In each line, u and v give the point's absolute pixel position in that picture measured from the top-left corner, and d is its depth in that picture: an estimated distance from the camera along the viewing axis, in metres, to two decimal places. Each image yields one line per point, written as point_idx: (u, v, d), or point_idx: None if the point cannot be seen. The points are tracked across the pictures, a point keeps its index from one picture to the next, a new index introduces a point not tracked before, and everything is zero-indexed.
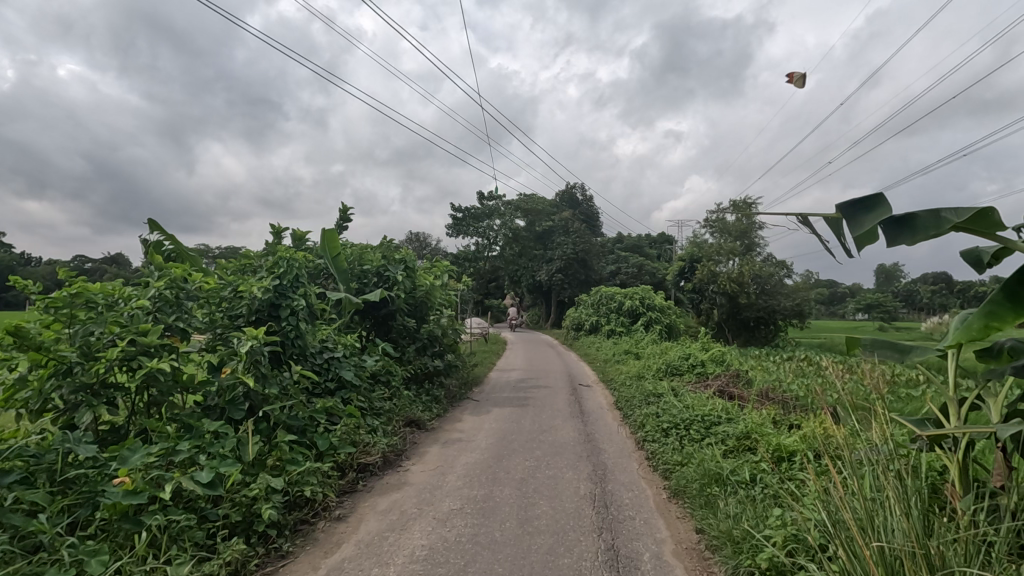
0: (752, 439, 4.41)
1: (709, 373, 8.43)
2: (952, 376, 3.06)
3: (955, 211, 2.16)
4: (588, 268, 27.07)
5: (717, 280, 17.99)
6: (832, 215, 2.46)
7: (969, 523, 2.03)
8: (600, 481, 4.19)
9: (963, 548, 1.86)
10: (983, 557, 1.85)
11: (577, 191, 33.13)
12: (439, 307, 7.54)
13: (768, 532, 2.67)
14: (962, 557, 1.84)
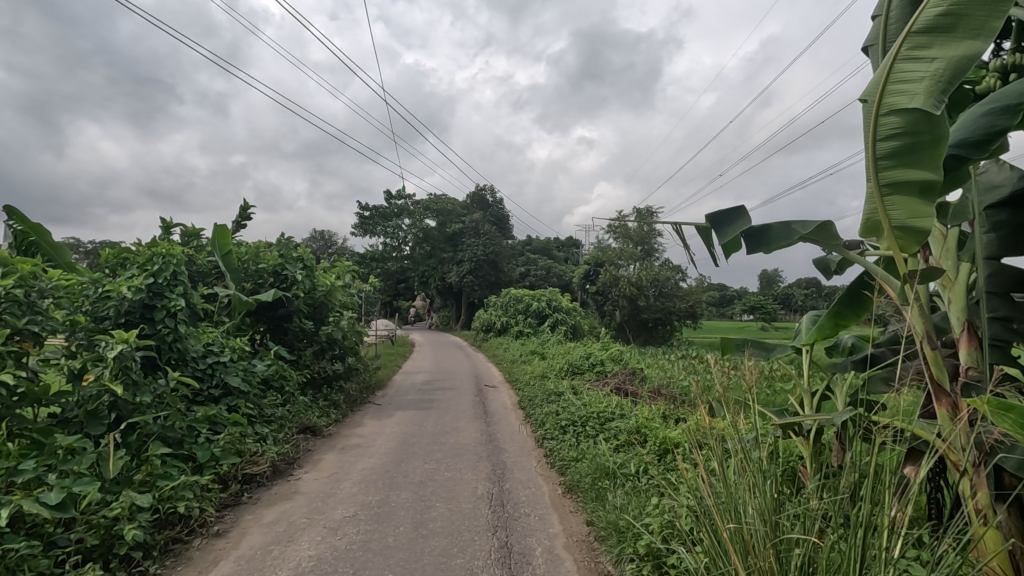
0: (641, 433, 4.68)
1: (608, 371, 8.84)
2: (807, 370, 3.45)
3: (802, 223, 2.43)
4: (497, 270, 27.35)
5: (619, 283, 18.91)
6: (702, 224, 2.68)
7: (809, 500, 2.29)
8: (499, 481, 4.25)
9: (803, 525, 2.09)
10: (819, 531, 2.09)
11: (488, 194, 33.50)
12: (340, 309, 7.29)
13: (647, 520, 2.85)
14: (800, 533, 2.07)
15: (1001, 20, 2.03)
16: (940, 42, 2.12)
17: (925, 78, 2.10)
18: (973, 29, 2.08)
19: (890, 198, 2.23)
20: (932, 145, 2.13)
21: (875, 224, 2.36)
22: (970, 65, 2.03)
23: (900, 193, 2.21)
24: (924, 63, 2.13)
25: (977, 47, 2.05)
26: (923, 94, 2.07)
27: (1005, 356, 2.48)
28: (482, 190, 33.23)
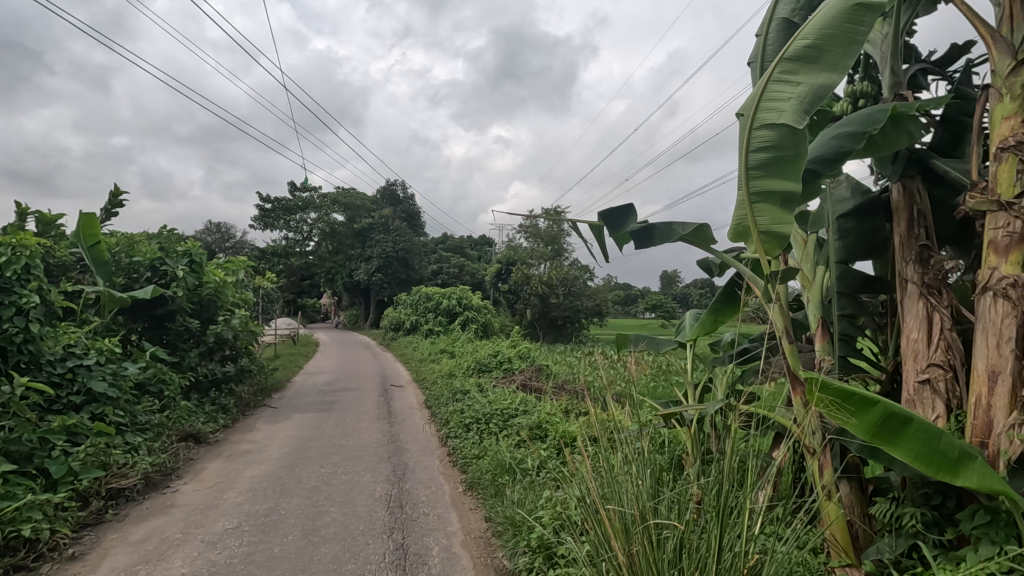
0: (543, 429, 4.79)
1: (515, 368, 8.99)
2: (690, 364, 3.70)
3: (682, 224, 2.58)
4: (409, 267, 26.84)
5: (530, 282, 19.26)
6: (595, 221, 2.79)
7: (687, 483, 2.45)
8: (398, 481, 4.17)
9: (677, 507, 2.23)
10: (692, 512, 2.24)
11: (399, 189, 32.79)
12: (230, 307, 6.80)
13: (540, 513, 2.92)
14: (674, 514, 2.21)
15: (853, 58, 2.26)
16: (806, 70, 2.34)
17: (791, 99, 2.32)
18: (831, 62, 2.30)
19: (759, 206, 2.42)
20: (793, 159, 2.34)
21: (744, 228, 2.55)
22: (825, 94, 2.26)
23: (767, 202, 2.41)
24: (790, 87, 2.35)
25: (831, 79, 2.28)
26: (789, 113, 2.29)
27: (851, 348, 2.80)
28: (393, 185, 32.45)
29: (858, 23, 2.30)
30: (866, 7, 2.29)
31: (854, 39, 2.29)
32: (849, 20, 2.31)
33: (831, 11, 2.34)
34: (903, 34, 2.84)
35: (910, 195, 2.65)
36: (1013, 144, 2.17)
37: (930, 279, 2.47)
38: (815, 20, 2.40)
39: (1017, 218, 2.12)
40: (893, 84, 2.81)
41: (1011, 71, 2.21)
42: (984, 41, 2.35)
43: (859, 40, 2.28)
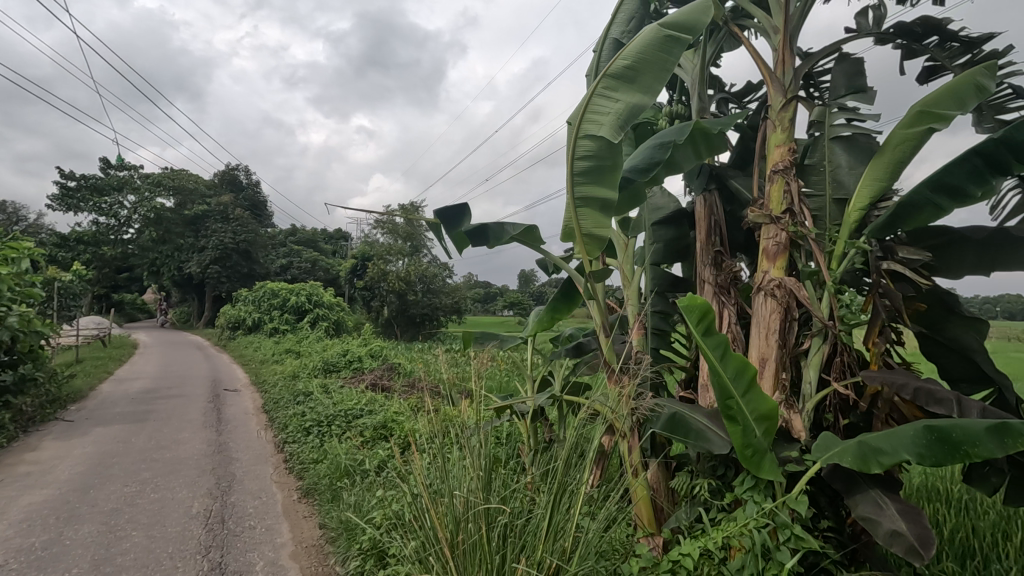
0: (388, 428, 4.70)
1: (365, 368, 8.70)
2: (530, 358, 3.89)
3: (514, 224, 2.71)
4: (252, 261, 24.61)
5: (387, 279, 18.75)
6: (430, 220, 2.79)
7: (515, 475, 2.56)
8: (222, 495, 3.78)
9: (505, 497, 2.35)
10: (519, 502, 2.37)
11: (241, 174, 29.89)
12: (8, 302, 5.64)
13: (373, 514, 2.85)
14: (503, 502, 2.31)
15: (662, 84, 2.50)
16: (623, 88, 2.54)
17: (611, 113, 2.52)
18: (645, 84, 2.52)
19: (582, 210, 2.59)
20: (610, 169, 2.55)
21: (573, 229, 2.71)
22: (638, 114, 2.48)
23: (589, 206, 2.59)
24: (610, 102, 2.54)
25: (644, 100, 2.50)
26: (608, 126, 2.49)
27: (662, 341, 3.17)
28: (234, 170, 29.42)
29: (668, 52, 2.54)
30: (675, 39, 2.53)
31: (665, 66, 2.52)
32: (662, 48, 2.53)
33: (647, 37, 2.55)
34: (708, 66, 3.24)
35: (709, 206, 3.03)
36: (782, 168, 2.59)
37: (722, 281, 2.86)
38: (633, 42, 2.60)
39: (783, 230, 2.54)
40: (699, 108, 3.19)
41: (782, 106, 2.65)
42: (764, 80, 2.78)
43: (668, 69, 2.52)
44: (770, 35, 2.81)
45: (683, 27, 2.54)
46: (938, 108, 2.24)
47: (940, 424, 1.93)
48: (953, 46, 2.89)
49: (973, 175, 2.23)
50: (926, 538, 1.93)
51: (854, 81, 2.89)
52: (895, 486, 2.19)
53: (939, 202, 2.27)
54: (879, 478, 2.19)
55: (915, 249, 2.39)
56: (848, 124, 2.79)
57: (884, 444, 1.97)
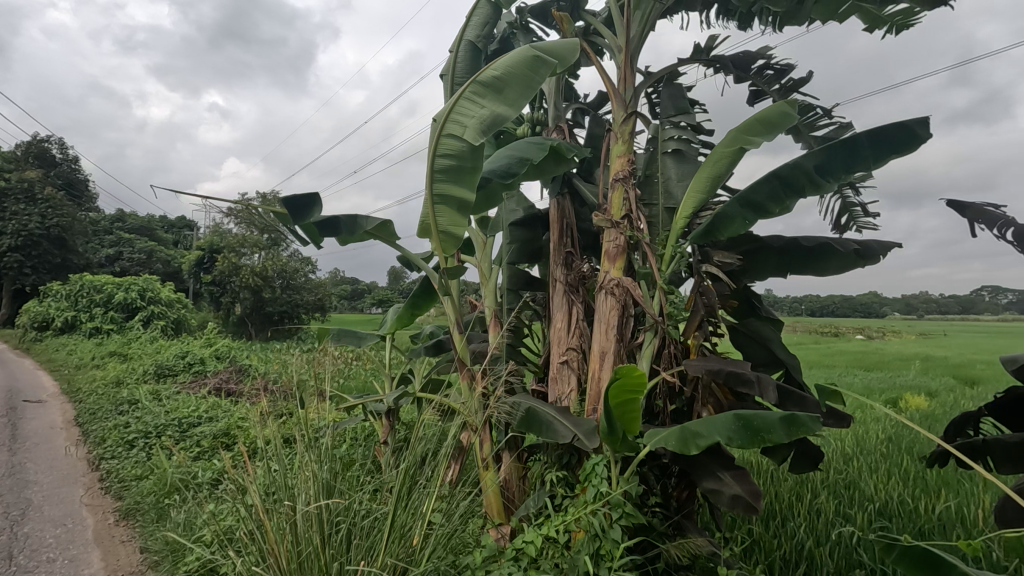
0: (230, 436, 4.31)
1: (208, 371, 7.89)
2: (389, 356, 3.80)
3: (367, 218, 2.67)
4: (68, 250, 21.09)
5: (239, 273, 17.18)
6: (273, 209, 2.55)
7: (363, 480, 2.47)
8: (11, 526, 3.19)
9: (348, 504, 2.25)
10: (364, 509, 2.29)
11: (54, 148, 25.44)
12: None
13: (202, 533, 2.58)
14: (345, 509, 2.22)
15: (527, 99, 2.42)
16: (491, 96, 2.45)
17: (474, 119, 2.41)
18: (510, 97, 2.44)
19: (439, 208, 2.53)
20: (470, 171, 2.49)
21: (428, 226, 2.67)
22: (500, 123, 2.37)
23: (446, 205, 2.53)
24: (475, 107, 2.44)
25: (507, 111, 2.41)
26: (470, 130, 2.38)
27: (516, 338, 3.26)
28: (43, 141, 24.91)
29: (536, 72, 2.48)
30: (544, 62, 2.49)
31: (532, 84, 2.46)
32: (531, 67, 2.48)
33: (519, 54, 2.50)
34: (562, 76, 3.40)
35: (562, 210, 3.19)
36: (622, 177, 2.82)
37: (572, 279, 3.03)
38: (506, 57, 2.54)
39: (621, 234, 2.76)
40: (555, 115, 3.33)
41: (623, 120, 2.87)
42: (609, 94, 2.99)
43: (535, 87, 2.45)
44: (613, 53, 3.03)
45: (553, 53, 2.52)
46: (751, 134, 2.57)
47: (746, 411, 2.20)
48: (768, 75, 3.35)
49: (773, 195, 2.56)
50: (756, 491, 2.22)
51: (686, 102, 3.22)
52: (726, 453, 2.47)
53: (747, 214, 2.56)
54: (711, 448, 2.47)
55: (727, 254, 2.74)
56: (677, 141, 3.09)
57: (699, 427, 2.20)
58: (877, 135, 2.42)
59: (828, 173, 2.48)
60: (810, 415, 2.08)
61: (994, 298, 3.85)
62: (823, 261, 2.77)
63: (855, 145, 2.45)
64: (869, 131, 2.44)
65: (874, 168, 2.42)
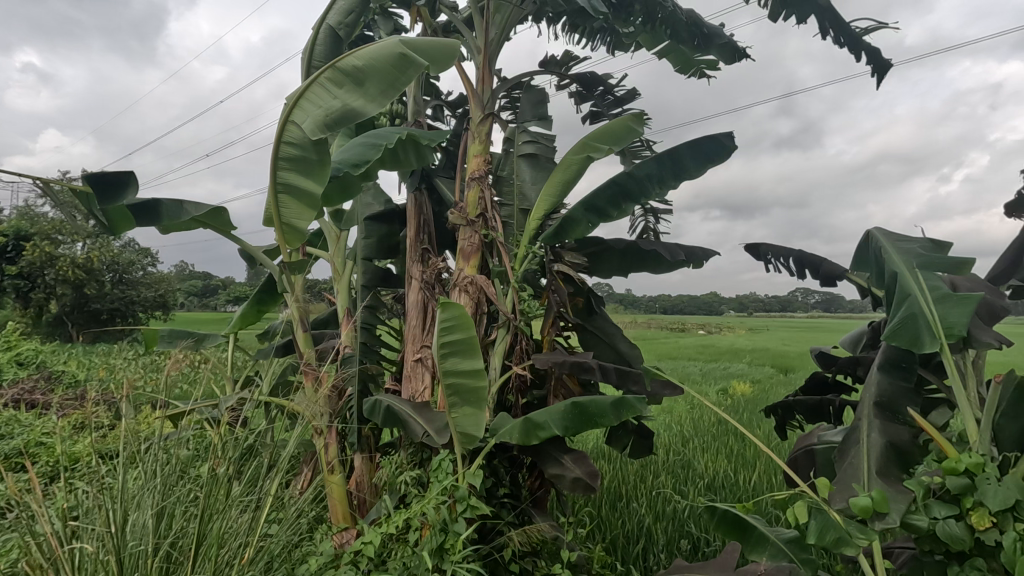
0: (28, 455, 3.65)
1: (7, 380, 6.65)
2: (230, 357, 3.47)
3: (195, 205, 2.44)
4: None
5: (56, 265, 14.70)
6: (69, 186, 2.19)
7: (191, 496, 2.20)
8: None
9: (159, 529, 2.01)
10: (179, 532, 2.04)
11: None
12: None
13: None
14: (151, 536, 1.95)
15: (386, 98, 2.31)
16: (348, 87, 2.35)
17: (324, 110, 2.32)
18: (370, 93, 2.33)
19: (282, 199, 2.38)
20: (317, 165, 2.36)
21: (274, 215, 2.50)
22: (350, 119, 2.30)
23: (289, 196, 2.38)
24: (329, 97, 2.35)
25: (364, 107, 2.31)
26: (315, 123, 2.29)
27: (372, 336, 3.07)
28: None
29: (401, 71, 2.36)
30: (410, 61, 2.37)
31: (395, 84, 2.35)
32: (396, 64, 2.36)
33: (385, 48, 2.37)
34: (423, 71, 3.35)
35: (419, 205, 3.16)
36: (478, 176, 2.87)
37: (427, 276, 3.00)
38: (372, 48, 2.41)
39: (476, 233, 2.82)
40: (415, 110, 3.28)
41: (480, 120, 2.93)
42: (468, 94, 3.02)
43: (398, 88, 2.35)
44: (473, 53, 3.07)
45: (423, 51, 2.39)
46: (595, 142, 2.75)
47: (580, 399, 2.33)
48: (609, 98, 3.62)
49: (613, 201, 2.74)
50: (594, 471, 2.38)
51: (543, 109, 3.35)
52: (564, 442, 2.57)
53: (591, 219, 2.73)
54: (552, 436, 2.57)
55: (577, 253, 2.93)
56: (531, 146, 3.22)
57: (541, 418, 2.31)
58: (695, 144, 2.75)
59: (658, 179, 2.73)
60: (637, 397, 2.32)
61: (805, 297, 4.60)
62: (657, 261, 3.05)
63: (678, 155, 2.75)
64: (689, 142, 2.75)
65: (693, 173, 2.75)
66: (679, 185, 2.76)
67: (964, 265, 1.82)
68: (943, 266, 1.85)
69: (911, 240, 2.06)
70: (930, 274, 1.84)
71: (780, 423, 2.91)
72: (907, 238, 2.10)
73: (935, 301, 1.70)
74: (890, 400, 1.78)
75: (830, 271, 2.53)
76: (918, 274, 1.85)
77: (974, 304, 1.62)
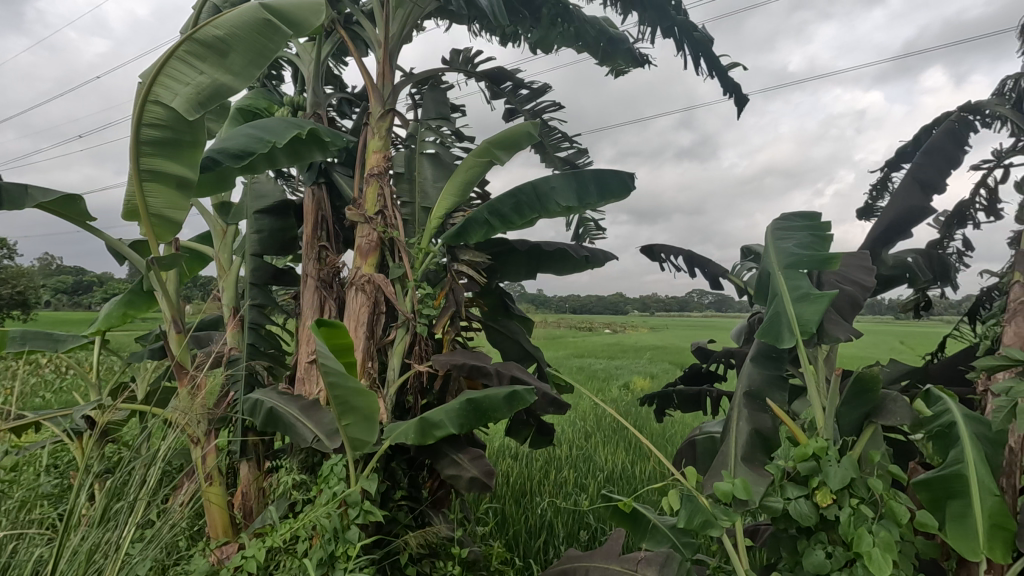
0: None
1: None
2: (94, 363, 3.00)
3: (44, 189, 2.15)
4: None
5: None
6: None
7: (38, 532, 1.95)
8: None
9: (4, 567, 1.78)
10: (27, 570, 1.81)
11: None
12: None
13: None
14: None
15: (257, 69, 2.14)
16: (211, 60, 2.11)
17: (190, 87, 2.05)
18: (236, 64, 2.12)
19: (148, 186, 2.14)
20: (190, 147, 2.14)
21: (136, 207, 2.26)
22: (222, 97, 2.07)
23: (158, 181, 2.15)
24: (193, 72, 2.07)
25: (233, 81, 2.10)
26: (182, 100, 2.03)
27: (260, 336, 2.94)
28: None
29: (268, 38, 2.17)
30: (277, 28, 2.18)
31: (264, 53, 2.17)
32: (261, 32, 2.16)
33: (245, 14, 2.16)
34: (322, 60, 3.19)
35: (316, 200, 3.02)
36: (376, 173, 2.79)
37: (324, 275, 2.90)
38: (230, 14, 2.17)
39: (374, 230, 2.75)
40: (314, 101, 3.12)
41: (380, 116, 2.86)
42: (367, 88, 2.93)
43: (268, 57, 2.16)
44: (373, 47, 2.98)
45: (287, 17, 2.22)
46: (498, 148, 2.77)
47: (476, 394, 2.33)
48: (522, 94, 3.65)
49: (516, 209, 2.76)
50: (489, 469, 2.39)
51: (445, 108, 3.34)
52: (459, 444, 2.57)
53: (491, 223, 2.72)
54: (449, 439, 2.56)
55: (476, 253, 2.86)
56: (434, 144, 3.19)
57: (438, 417, 2.30)
58: (601, 176, 2.89)
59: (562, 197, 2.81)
60: (528, 388, 2.33)
61: (700, 297, 4.93)
62: (562, 262, 3.12)
63: (583, 179, 2.87)
64: (597, 170, 2.89)
65: (597, 202, 2.86)
66: (582, 210, 2.86)
67: (830, 260, 1.94)
68: (811, 262, 1.99)
69: (790, 236, 2.23)
70: (795, 275, 2.01)
71: (659, 412, 3.14)
72: (786, 231, 2.27)
73: (796, 301, 1.87)
74: (758, 389, 1.94)
75: (715, 271, 2.74)
76: (785, 274, 2.03)
77: (828, 302, 1.78)
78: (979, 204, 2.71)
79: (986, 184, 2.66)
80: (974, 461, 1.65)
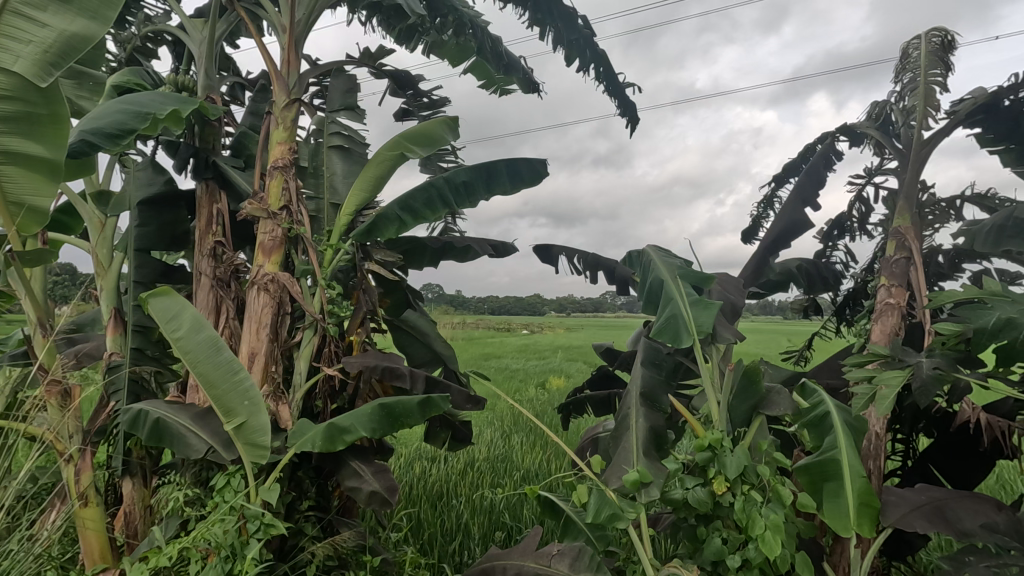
0: None
1: None
2: None
3: None
4: None
5: None
6: None
7: None
8: None
9: None
10: None
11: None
12: None
13: None
14: None
15: (115, 9, 1.82)
16: (54, 6, 1.74)
17: (32, 44, 1.69)
18: (88, 7, 1.78)
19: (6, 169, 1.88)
20: (49, 122, 1.84)
21: None
22: (81, 52, 1.75)
23: (14, 163, 1.88)
24: (33, 26, 1.71)
25: (89, 28, 1.77)
26: (26, 61, 1.68)
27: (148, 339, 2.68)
28: None
29: None
30: None
31: None
32: None
33: None
34: (216, 40, 2.94)
35: (211, 194, 2.82)
36: (280, 166, 2.64)
37: (221, 273, 2.69)
38: None
39: (278, 226, 2.58)
40: (205, 84, 2.87)
41: (285, 106, 2.70)
42: (270, 74, 2.75)
43: None
44: (277, 32, 2.81)
45: None
46: (410, 141, 2.69)
47: (389, 401, 2.27)
48: (423, 101, 3.62)
49: (427, 204, 2.72)
50: (392, 485, 2.25)
51: (353, 99, 3.21)
52: (365, 453, 2.48)
53: (403, 219, 2.65)
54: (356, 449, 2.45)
55: (389, 252, 2.78)
56: (341, 139, 3.09)
57: (346, 422, 2.20)
58: (512, 163, 2.86)
59: (472, 188, 2.78)
60: (444, 397, 2.30)
61: (613, 298, 5.11)
62: (465, 250, 3.01)
63: (492, 169, 2.83)
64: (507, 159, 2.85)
65: (506, 187, 2.84)
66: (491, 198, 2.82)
67: (708, 280, 2.17)
68: (693, 279, 2.17)
69: (672, 257, 2.40)
70: (684, 284, 2.15)
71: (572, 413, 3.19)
72: (671, 254, 2.46)
73: (691, 306, 1.99)
74: (652, 390, 2.05)
75: (622, 275, 2.84)
76: (675, 281, 2.15)
77: (716, 310, 1.94)
78: (854, 217, 3.03)
79: (861, 200, 2.97)
80: (846, 448, 1.81)
